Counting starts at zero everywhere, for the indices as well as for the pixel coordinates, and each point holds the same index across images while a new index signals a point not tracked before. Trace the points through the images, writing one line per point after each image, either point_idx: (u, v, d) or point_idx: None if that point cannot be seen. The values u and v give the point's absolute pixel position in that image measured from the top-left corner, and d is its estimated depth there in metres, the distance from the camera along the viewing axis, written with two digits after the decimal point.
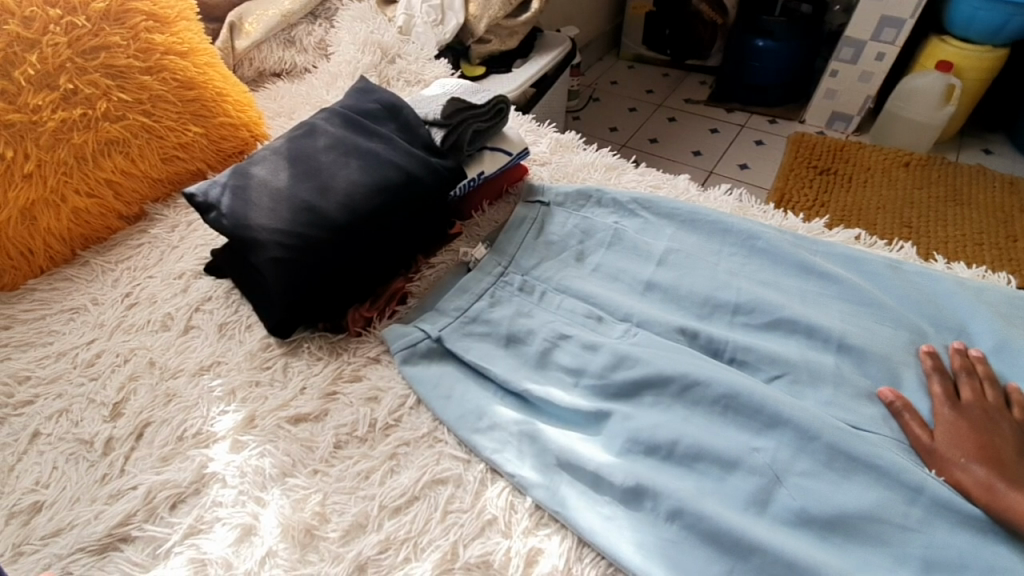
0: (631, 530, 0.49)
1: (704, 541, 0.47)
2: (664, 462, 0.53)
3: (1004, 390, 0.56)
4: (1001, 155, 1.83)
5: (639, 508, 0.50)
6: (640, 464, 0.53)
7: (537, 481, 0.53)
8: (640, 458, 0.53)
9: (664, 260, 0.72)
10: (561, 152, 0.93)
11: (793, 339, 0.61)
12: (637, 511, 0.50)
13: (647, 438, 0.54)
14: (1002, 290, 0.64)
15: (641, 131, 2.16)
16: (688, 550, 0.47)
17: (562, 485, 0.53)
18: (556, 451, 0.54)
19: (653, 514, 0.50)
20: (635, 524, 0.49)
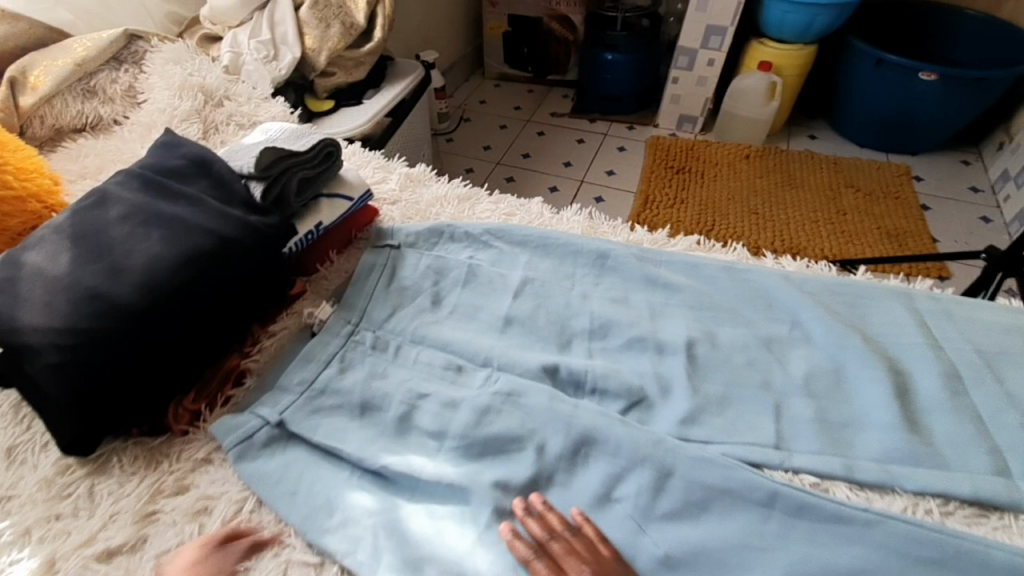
0: None
1: None
2: None
3: (834, 377, 0.60)
4: (824, 139, 2.07)
5: None
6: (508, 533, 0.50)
7: None
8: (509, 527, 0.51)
9: (521, 292, 0.71)
10: (411, 187, 0.88)
11: (645, 356, 0.64)
12: None
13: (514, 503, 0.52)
14: (821, 278, 0.70)
15: (514, 148, 2.22)
16: None
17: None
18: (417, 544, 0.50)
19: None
20: None
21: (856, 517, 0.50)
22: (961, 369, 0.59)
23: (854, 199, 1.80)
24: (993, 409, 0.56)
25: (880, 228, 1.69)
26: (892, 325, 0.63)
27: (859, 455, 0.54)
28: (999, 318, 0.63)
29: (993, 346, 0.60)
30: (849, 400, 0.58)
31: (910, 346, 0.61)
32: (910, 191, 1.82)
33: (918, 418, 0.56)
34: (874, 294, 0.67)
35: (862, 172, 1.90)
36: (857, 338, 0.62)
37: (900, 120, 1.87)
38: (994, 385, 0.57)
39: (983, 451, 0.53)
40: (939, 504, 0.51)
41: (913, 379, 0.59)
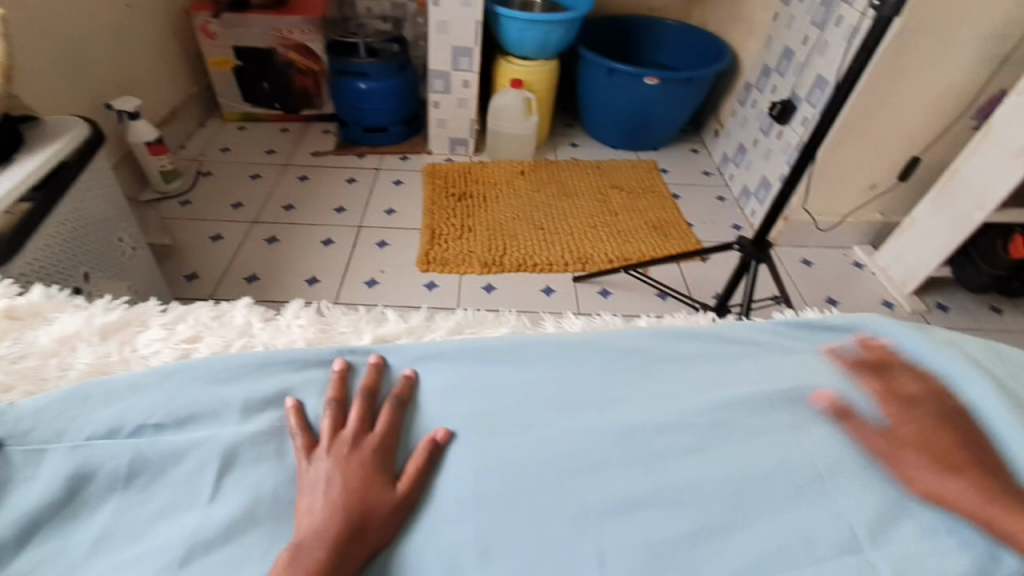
0: None
1: None
2: None
3: (653, 474, 0.46)
4: (584, 145, 2.18)
5: None
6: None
7: None
8: None
9: (228, 467, 0.46)
10: (14, 331, 0.55)
11: (417, 525, 0.44)
12: None
13: None
14: (613, 335, 0.58)
15: (272, 199, 1.88)
16: None
17: None
18: None
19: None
20: None
21: None
22: (784, 415, 0.50)
23: (621, 198, 1.91)
24: (833, 462, 0.46)
25: (647, 222, 1.81)
26: (702, 381, 0.53)
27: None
28: (800, 340, 0.58)
29: (807, 378, 0.53)
30: (685, 501, 0.44)
31: (728, 401, 0.51)
32: (661, 183, 2.00)
33: (756, 506, 0.44)
34: (670, 345, 0.57)
35: (622, 171, 2.04)
36: (667, 413, 0.50)
37: (640, 121, 2.03)
38: (820, 428, 0.49)
39: (831, 527, 0.43)
40: None
41: (739, 447, 0.47)
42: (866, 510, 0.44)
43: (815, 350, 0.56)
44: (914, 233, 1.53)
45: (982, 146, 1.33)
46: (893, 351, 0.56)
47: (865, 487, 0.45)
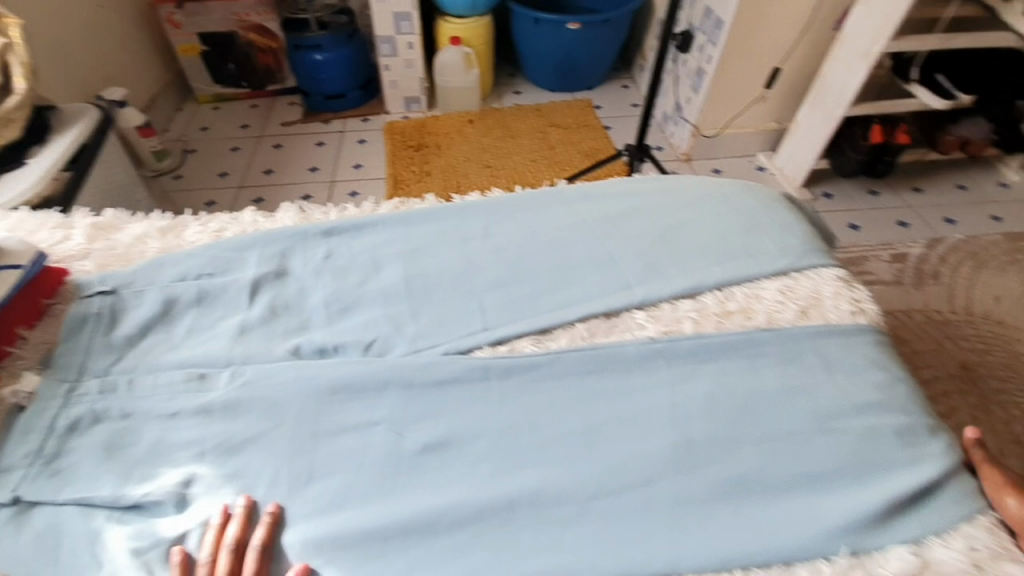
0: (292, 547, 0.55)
1: (350, 534, 0.54)
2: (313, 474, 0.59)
3: (512, 267, 0.79)
4: (527, 92, 2.43)
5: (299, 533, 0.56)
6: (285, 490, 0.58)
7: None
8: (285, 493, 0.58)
9: (258, 289, 0.76)
10: (103, 235, 0.84)
11: (376, 304, 0.75)
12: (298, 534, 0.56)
13: (287, 472, 0.59)
14: (498, 199, 0.89)
15: (254, 166, 2.13)
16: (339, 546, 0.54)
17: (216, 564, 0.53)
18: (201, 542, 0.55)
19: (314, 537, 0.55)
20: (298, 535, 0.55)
21: (535, 363, 0.67)
22: (594, 231, 0.82)
23: (559, 133, 2.18)
24: (617, 251, 0.79)
25: (582, 151, 2.09)
26: (549, 220, 0.85)
27: (535, 312, 0.73)
28: (617, 190, 0.89)
29: (615, 210, 0.85)
30: (526, 279, 0.77)
31: (561, 229, 0.83)
32: (596, 117, 2.26)
33: (567, 275, 0.77)
34: (535, 201, 0.88)
35: (561, 111, 2.30)
36: (522, 238, 0.82)
37: (570, 65, 2.27)
38: (612, 234, 0.81)
39: (613, 278, 0.76)
40: (586, 329, 0.71)
41: (565, 250, 0.80)
42: (636, 267, 0.76)
43: (623, 196, 0.88)
44: (799, 134, 1.75)
45: (840, 53, 1.55)
46: (672, 191, 0.87)
47: (637, 258, 0.78)
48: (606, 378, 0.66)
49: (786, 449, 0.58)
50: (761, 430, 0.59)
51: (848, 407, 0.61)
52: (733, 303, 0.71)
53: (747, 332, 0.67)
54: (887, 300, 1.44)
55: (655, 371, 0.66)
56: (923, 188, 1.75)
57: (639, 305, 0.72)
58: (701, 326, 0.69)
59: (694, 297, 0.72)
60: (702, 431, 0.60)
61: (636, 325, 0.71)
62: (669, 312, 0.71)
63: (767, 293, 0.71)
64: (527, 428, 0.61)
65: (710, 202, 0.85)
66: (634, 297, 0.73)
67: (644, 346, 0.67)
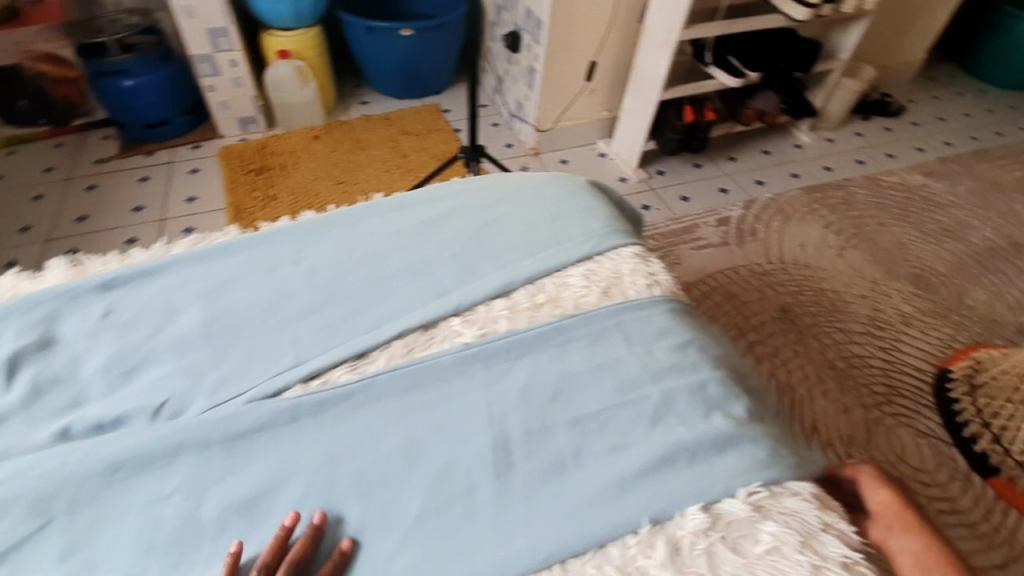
0: None
1: None
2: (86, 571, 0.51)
3: (326, 294, 0.75)
4: (374, 101, 2.37)
5: None
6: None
7: None
8: None
9: (17, 368, 0.65)
10: None
11: (169, 359, 0.67)
12: None
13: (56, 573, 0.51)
14: (307, 221, 0.84)
15: (63, 214, 1.86)
16: None
17: None
18: None
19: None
20: None
21: (349, 392, 0.64)
22: (410, 244, 0.81)
23: (411, 140, 2.15)
24: (431, 260, 0.78)
25: (435, 156, 2.08)
26: (366, 238, 0.82)
27: (350, 335, 0.70)
28: (432, 197, 0.89)
29: (431, 216, 0.85)
30: (339, 304, 0.74)
31: (379, 246, 0.81)
32: (446, 121, 2.26)
33: (383, 293, 0.75)
34: (349, 219, 0.85)
35: (410, 117, 2.27)
36: (333, 261, 0.79)
37: (413, 71, 2.24)
38: (428, 244, 0.81)
39: (429, 288, 0.75)
40: (403, 346, 0.69)
41: (380, 268, 0.78)
42: (450, 274, 0.77)
43: (438, 203, 0.87)
44: (627, 121, 1.89)
45: (645, 47, 1.71)
46: (485, 191, 0.89)
47: (451, 264, 0.78)
48: (423, 393, 0.65)
49: (594, 427, 0.62)
50: (569, 415, 0.63)
51: (646, 380, 0.66)
52: (543, 293, 0.74)
53: (557, 321, 0.70)
54: (718, 261, 1.60)
55: (472, 375, 0.66)
56: (738, 157, 1.97)
57: (455, 311, 0.72)
58: (517, 323, 0.71)
59: (507, 295, 0.74)
60: (519, 428, 0.62)
61: (454, 332, 0.70)
62: (485, 313, 0.72)
63: (574, 280, 0.75)
64: (342, 462, 0.59)
65: (521, 197, 0.87)
66: (449, 304, 0.72)
67: (459, 353, 0.67)
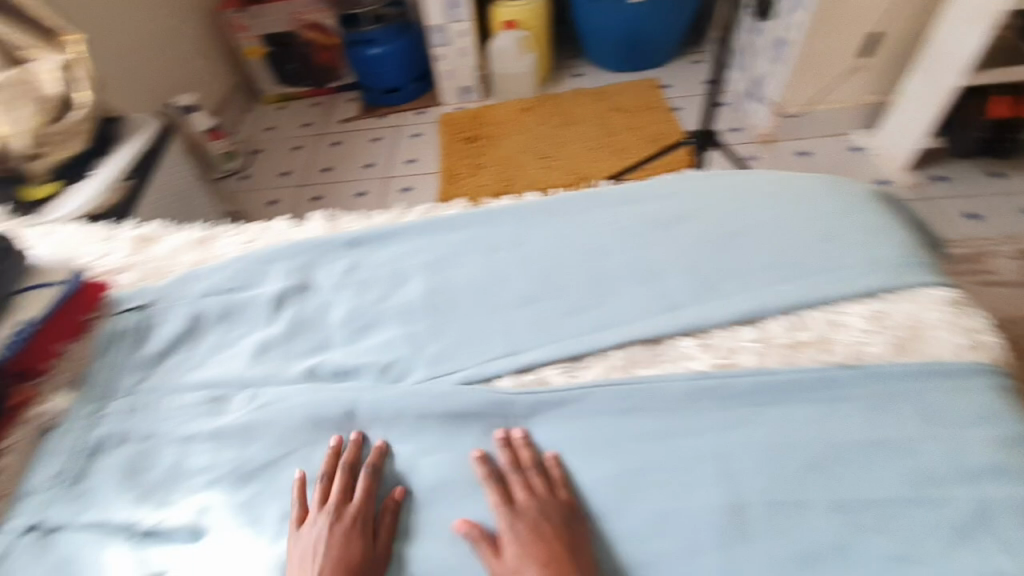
0: None
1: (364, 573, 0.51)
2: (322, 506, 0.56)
3: (545, 281, 0.70)
4: (588, 75, 2.30)
5: None
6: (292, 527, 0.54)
7: None
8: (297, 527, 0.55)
9: (281, 304, 0.74)
10: (145, 248, 0.85)
11: (396, 324, 0.70)
12: None
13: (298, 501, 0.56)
14: (532, 201, 0.80)
15: (314, 164, 2.18)
16: None
17: None
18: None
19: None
20: None
21: (563, 398, 0.60)
22: (640, 240, 0.72)
23: (621, 118, 2.04)
24: (666, 264, 0.69)
25: (645, 137, 1.95)
26: (593, 226, 0.75)
27: (568, 333, 0.65)
28: (668, 192, 0.78)
29: (666, 215, 0.74)
30: (558, 295, 0.69)
31: (606, 236, 0.73)
32: (662, 99, 2.10)
33: (605, 292, 0.68)
34: (576, 203, 0.78)
35: (622, 94, 2.15)
36: (555, 246, 0.73)
37: (634, 43, 2.12)
38: (661, 243, 0.71)
39: (656, 298, 0.66)
40: (623, 358, 0.62)
41: (604, 262, 0.71)
42: (684, 286, 0.66)
43: (676, 198, 0.76)
44: (903, 109, 1.51)
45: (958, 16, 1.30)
46: (734, 192, 0.76)
47: (686, 274, 0.67)
48: (643, 417, 0.57)
49: (868, 523, 0.47)
50: (831, 494, 0.49)
51: (953, 479, 0.49)
52: (808, 331, 0.59)
53: (824, 369, 0.56)
54: (1016, 307, 1.21)
55: (702, 414, 0.56)
56: None
57: (687, 331, 0.62)
58: (767, 358, 0.58)
59: (757, 323, 0.62)
60: (758, 490, 0.50)
61: (684, 354, 0.61)
62: (726, 336, 0.62)
63: (850, 321, 0.59)
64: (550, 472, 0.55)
65: (781, 205, 0.72)
66: (681, 322, 0.63)
67: (689, 384, 0.58)
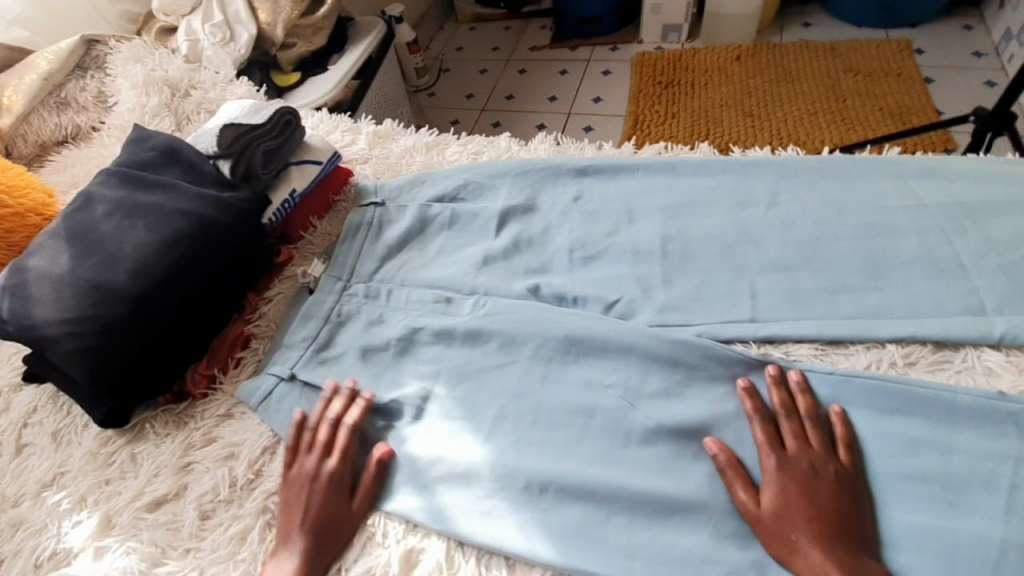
0: (510, 511, 0.49)
1: (577, 500, 0.49)
2: (534, 426, 0.53)
3: (808, 247, 0.59)
4: (820, 24, 1.97)
5: (517, 489, 0.50)
6: (508, 437, 0.53)
7: (414, 502, 0.51)
8: (507, 437, 0.53)
9: (505, 221, 0.73)
10: (380, 144, 0.89)
11: (623, 261, 0.65)
12: (518, 494, 0.50)
13: (513, 412, 0.55)
14: (793, 157, 0.68)
15: (498, 90, 2.17)
16: (560, 511, 0.48)
17: (439, 491, 0.51)
18: (430, 463, 0.53)
19: (526, 491, 0.50)
20: (513, 508, 0.49)
21: (812, 379, 0.51)
22: (943, 221, 0.58)
23: (854, 81, 1.73)
24: (976, 255, 0.55)
25: (882, 107, 1.63)
26: (877, 195, 0.62)
27: (833, 314, 0.55)
28: (983, 169, 0.61)
29: (979, 197, 0.59)
30: (823, 263, 0.58)
31: (894, 209, 0.60)
32: (913, 64, 1.74)
33: (888, 274, 0.56)
34: (852, 166, 0.65)
35: (860, 52, 1.82)
36: (823, 209, 0.62)
37: None
38: (974, 229, 0.56)
39: (960, 295, 0.53)
40: (902, 355, 0.51)
41: (888, 238, 0.58)
42: (998, 288, 0.52)
43: (997, 179, 0.60)
44: None
45: None
46: None
47: (1003, 275, 0.53)
48: (917, 425, 0.47)
49: None
50: None
51: None
52: None
53: None
54: None
55: (998, 437, 0.45)
56: None
57: (996, 343, 0.50)
58: None
59: None
60: None
61: (984, 368, 0.49)
62: None
63: None
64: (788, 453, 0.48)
65: None
66: (991, 330, 0.50)
67: (988, 401, 0.46)
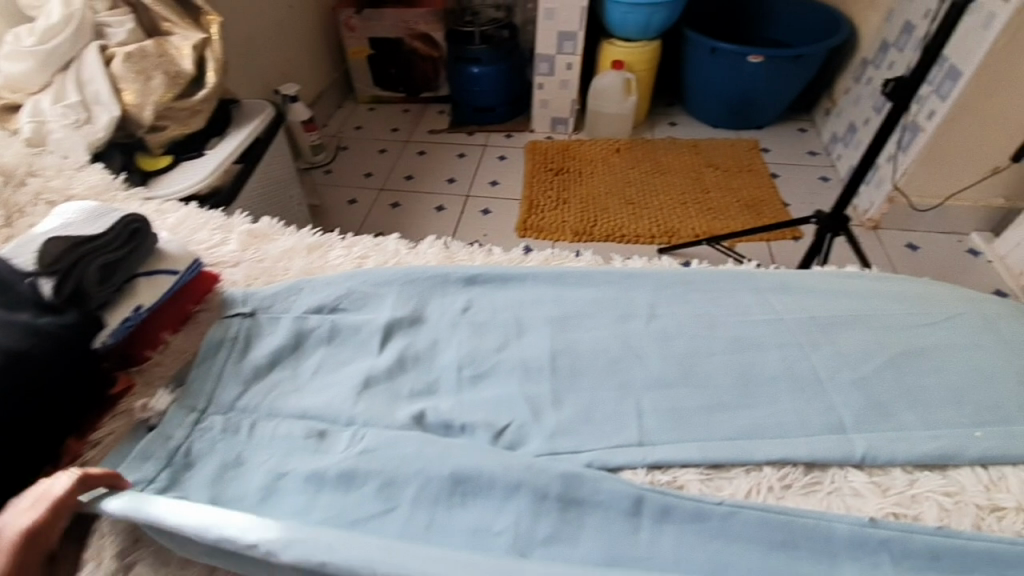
0: None
1: None
2: None
3: (683, 364, 0.63)
4: (684, 124, 2.25)
5: None
6: None
7: None
8: None
9: (390, 334, 0.69)
10: (254, 245, 0.83)
11: (513, 379, 0.63)
12: None
13: None
14: (665, 271, 0.74)
15: (397, 170, 2.18)
16: None
17: None
18: None
19: None
20: None
21: (700, 513, 0.51)
22: (797, 337, 0.64)
23: (716, 176, 1.98)
24: (829, 371, 0.61)
25: (740, 200, 1.87)
26: (739, 310, 0.68)
27: (712, 435, 0.57)
28: (821, 286, 0.71)
29: (826, 314, 0.67)
30: (697, 382, 0.61)
31: (755, 324, 0.66)
32: (760, 162, 2.03)
33: (755, 391, 0.60)
34: (713, 280, 0.72)
35: (718, 150, 2.09)
36: (693, 325, 0.67)
37: (741, 100, 2.07)
38: (824, 344, 0.63)
39: (818, 412, 0.57)
40: (779, 478, 0.54)
41: (751, 353, 0.63)
42: (851, 406, 0.57)
43: (836, 296, 0.69)
44: None
45: None
46: (903, 299, 0.69)
47: (854, 392, 0.59)
48: (800, 559, 0.48)
49: None
50: None
51: None
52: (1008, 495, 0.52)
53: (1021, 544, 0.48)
54: None
55: (875, 567, 0.48)
56: None
57: (858, 463, 0.54)
58: (949, 514, 0.51)
59: (944, 471, 0.54)
60: None
61: (850, 490, 0.53)
62: (902, 486, 0.53)
63: None
64: None
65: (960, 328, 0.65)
66: (852, 451, 0.54)
67: (860, 528, 0.49)
